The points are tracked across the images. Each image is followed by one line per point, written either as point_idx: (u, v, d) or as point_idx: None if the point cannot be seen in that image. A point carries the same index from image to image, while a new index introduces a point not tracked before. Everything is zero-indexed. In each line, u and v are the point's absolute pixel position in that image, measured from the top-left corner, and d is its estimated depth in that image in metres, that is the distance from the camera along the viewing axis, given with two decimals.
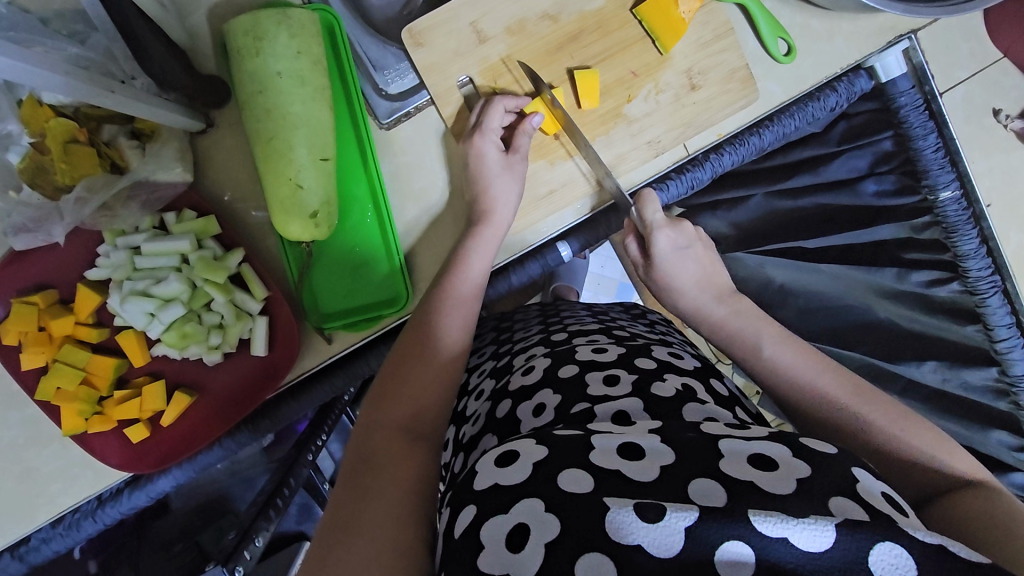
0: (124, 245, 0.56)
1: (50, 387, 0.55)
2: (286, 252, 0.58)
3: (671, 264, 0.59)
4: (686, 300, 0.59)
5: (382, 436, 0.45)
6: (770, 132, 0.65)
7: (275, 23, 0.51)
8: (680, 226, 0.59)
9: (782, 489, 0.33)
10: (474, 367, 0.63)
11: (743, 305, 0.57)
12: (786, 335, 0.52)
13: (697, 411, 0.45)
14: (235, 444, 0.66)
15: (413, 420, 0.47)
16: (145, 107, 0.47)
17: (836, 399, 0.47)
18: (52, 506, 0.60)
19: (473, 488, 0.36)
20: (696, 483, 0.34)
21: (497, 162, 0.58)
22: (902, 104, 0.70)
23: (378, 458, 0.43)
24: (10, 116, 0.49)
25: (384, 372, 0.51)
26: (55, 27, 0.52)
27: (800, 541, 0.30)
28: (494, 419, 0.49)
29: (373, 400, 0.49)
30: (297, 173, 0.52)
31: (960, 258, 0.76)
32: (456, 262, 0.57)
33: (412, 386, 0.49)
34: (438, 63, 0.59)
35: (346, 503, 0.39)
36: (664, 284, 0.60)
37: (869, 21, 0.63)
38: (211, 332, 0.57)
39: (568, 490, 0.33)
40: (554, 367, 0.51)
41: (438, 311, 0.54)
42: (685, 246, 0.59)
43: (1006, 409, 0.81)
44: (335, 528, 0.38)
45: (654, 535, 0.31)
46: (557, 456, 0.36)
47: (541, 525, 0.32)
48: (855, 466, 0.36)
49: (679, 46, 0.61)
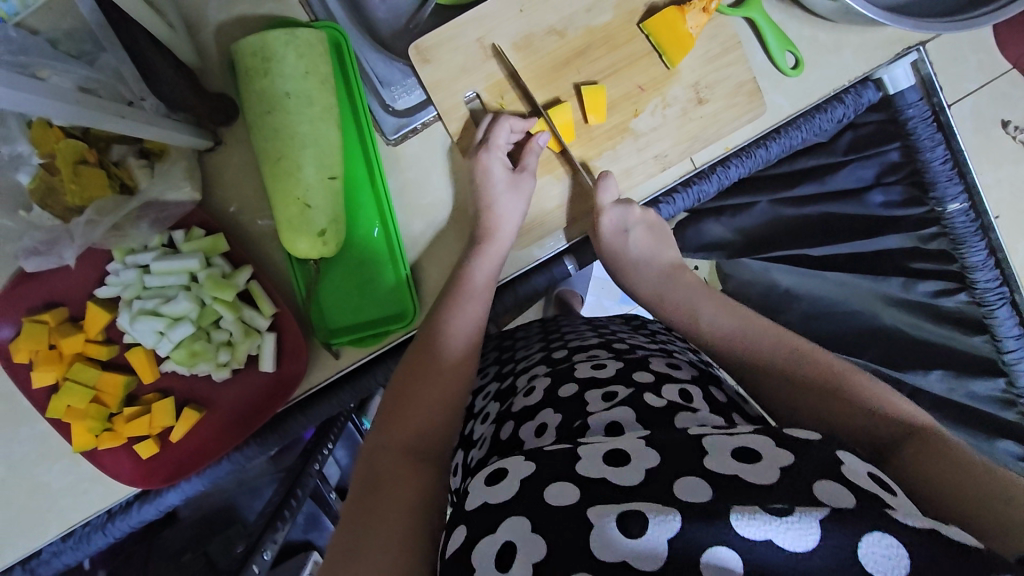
0: (133, 264, 0.56)
1: (61, 405, 0.55)
2: (294, 271, 0.59)
3: (619, 242, 0.61)
4: (636, 275, 0.63)
5: (387, 454, 0.45)
6: (777, 144, 0.66)
7: (284, 43, 0.51)
8: (627, 206, 0.61)
9: (761, 479, 0.33)
10: (478, 390, 0.64)
11: (684, 276, 0.61)
12: (722, 305, 0.56)
13: (690, 419, 0.45)
14: (243, 457, 0.66)
15: (420, 438, 0.47)
16: (155, 129, 0.47)
17: (784, 382, 0.49)
18: (62, 521, 0.61)
19: (465, 508, 0.38)
20: (680, 482, 0.34)
21: (504, 180, 0.59)
22: (910, 117, 0.70)
23: (385, 479, 0.43)
24: (19, 138, 0.50)
25: (390, 389, 0.51)
26: (64, 48, 0.52)
27: (786, 542, 0.30)
28: (498, 441, 0.49)
29: (381, 418, 0.49)
30: (305, 192, 0.52)
31: (967, 269, 0.76)
32: (460, 278, 0.57)
33: (416, 405, 0.48)
34: (444, 80, 0.59)
35: (354, 525, 0.40)
36: (614, 263, 0.63)
37: (877, 34, 0.63)
38: (220, 349, 0.58)
39: (552, 504, 0.34)
40: (554, 388, 0.51)
41: (443, 325, 0.54)
42: (631, 224, 0.61)
43: (1012, 419, 0.81)
44: (343, 550, 0.38)
45: (638, 547, 0.31)
46: (543, 471, 0.36)
47: (528, 543, 0.33)
48: (840, 450, 0.35)
49: (686, 61, 0.61)
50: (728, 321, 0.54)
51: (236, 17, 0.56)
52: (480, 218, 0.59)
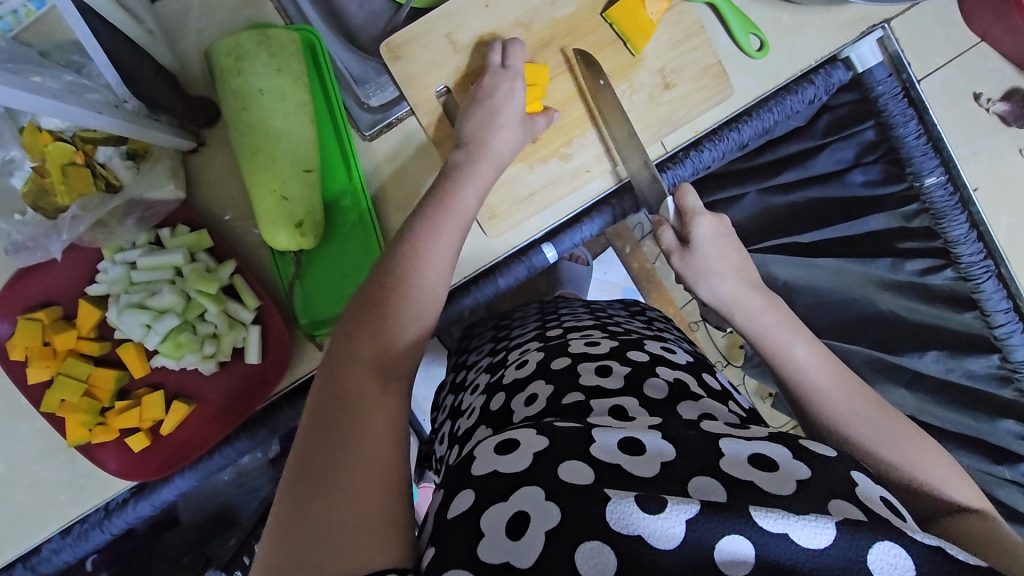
0: (121, 261, 0.58)
1: (55, 399, 0.57)
2: (276, 262, 0.61)
3: (708, 249, 0.58)
4: (724, 285, 0.57)
5: (352, 372, 0.44)
6: (748, 126, 0.68)
7: (256, 43, 0.54)
8: (721, 218, 0.60)
9: (780, 489, 0.34)
10: (472, 365, 0.66)
11: (776, 303, 0.56)
12: (818, 344, 0.52)
13: (694, 408, 0.47)
14: (235, 451, 0.68)
15: (385, 358, 0.46)
16: (138, 128, 0.49)
17: (850, 425, 0.47)
18: (59, 517, 0.63)
19: (471, 473, 0.37)
20: (695, 481, 0.35)
21: (501, 137, 0.58)
22: (880, 93, 0.70)
23: (350, 401, 0.42)
24: (12, 143, 0.53)
25: (358, 304, 0.48)
26: (53, 58, 0.55)
27: (800, 538, 0.31)
28: (488, 411, 0.51)
29: (343, 332, 0.47)
30: (281, 184, 0.54)
31: (950, 244, 0.75)
32: (447, 198, 0.55)
33: (385, 327, 0.47)
34: (417, 74, 0.61)
35: (320, 449, 0.39)
36: (700, 267, 0.58)
37: (841, 13, 0.64)
38: (205, 341, 0.59)
39: (569, 481, 0.34)
40: (547, 361, 0.53)
41: (420, 246, 0.51)
42: (725, 235, 0.59)
43: (1011, 397, 0.80)
44: (312, 471, 0.38)
45: (655, 527, 0.32)
46: (558, 447, 0.36)
47: (542, 511, 0.33)
48: (854, 470, 0.37)
49: (650, 46, 0.62)
50: (822, 361, 0.50)
51: (215, 23, 0.59)
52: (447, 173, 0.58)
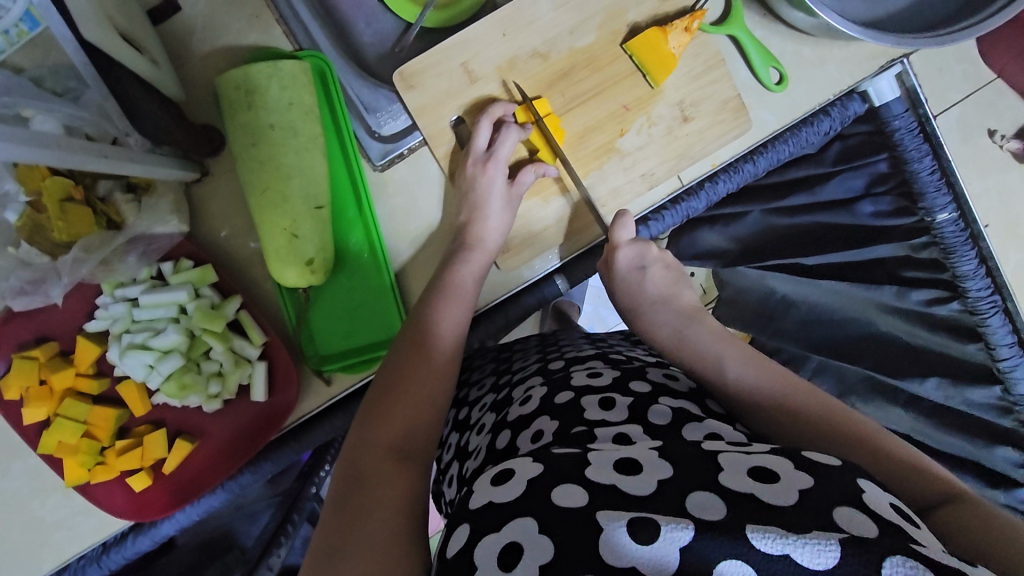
0: (122, 297, 0.56)
1: (53, 440, 0.55)
2: (283, 298, 0.59)
3: (630, 281, 0.62)
4: (658, 315, 0.59)
5: (373, 453, 0.45)
6: (764, 158, 0.65)
7: (267, 76, 0.52)
8: (644, 246, 0.62)
9: (781, 501, 0.31)
10: (474, 401, 0.59)
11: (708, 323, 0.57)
12: (749, 355, 0.52)
13: (698, 429, 0.44)
14: (237, 486, 0.66)
15: (402, 440, 0.46)
16: (141, 167, 0.47)
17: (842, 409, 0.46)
18: (56, 556, 0.61)
19: (468, 507, 0.36)
20: (692, 497, 0.32)
21: (502, 197, 0.60)
22: (897, 127, 0.72)
23: (367, 481, 0.42)
24: (7, 177, 0.49)
25: (375, 390, 0.50)
26: (49, 86, 0.53)
27: (805, 559, 0.28)
28: (493, 450, 0.47)
29: (364, 419, 0.48)
30: (292, 223, 0.52)
31: (958, 278, 0.78)
32: (446, 285, 0.57)
33: (401, 404, 0.48)
34: (430, 104, 0.59)
35: (335, 526, 0.39)
36: (629, 304, 0.61)
37: (861, 48, 0.63)
38: (211, 380, 0.58)
39: (562, 505, 0.32)
40: (550, 395, 0.49)
41: (428, 325, 0.54)
42: (643, 264, 0.61)
43: (1010, 426, 0.81)
44: (328, 550, 0.37)
45: (651, 556, 0.30)
46: (552, 473, 0.35)
47: (535, 546, 0.31)
48: (860, 478, 0.34)
49: (670, 79, 0.61)
50: (758, 373, 0.50)
51: (219, 49, 0.57)
52: (466, 230, 0.60)
